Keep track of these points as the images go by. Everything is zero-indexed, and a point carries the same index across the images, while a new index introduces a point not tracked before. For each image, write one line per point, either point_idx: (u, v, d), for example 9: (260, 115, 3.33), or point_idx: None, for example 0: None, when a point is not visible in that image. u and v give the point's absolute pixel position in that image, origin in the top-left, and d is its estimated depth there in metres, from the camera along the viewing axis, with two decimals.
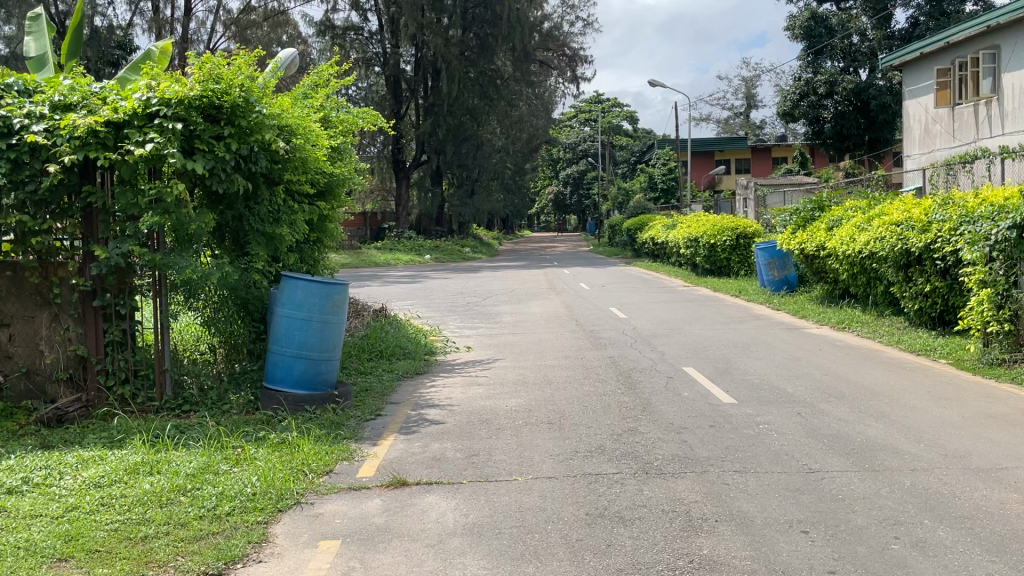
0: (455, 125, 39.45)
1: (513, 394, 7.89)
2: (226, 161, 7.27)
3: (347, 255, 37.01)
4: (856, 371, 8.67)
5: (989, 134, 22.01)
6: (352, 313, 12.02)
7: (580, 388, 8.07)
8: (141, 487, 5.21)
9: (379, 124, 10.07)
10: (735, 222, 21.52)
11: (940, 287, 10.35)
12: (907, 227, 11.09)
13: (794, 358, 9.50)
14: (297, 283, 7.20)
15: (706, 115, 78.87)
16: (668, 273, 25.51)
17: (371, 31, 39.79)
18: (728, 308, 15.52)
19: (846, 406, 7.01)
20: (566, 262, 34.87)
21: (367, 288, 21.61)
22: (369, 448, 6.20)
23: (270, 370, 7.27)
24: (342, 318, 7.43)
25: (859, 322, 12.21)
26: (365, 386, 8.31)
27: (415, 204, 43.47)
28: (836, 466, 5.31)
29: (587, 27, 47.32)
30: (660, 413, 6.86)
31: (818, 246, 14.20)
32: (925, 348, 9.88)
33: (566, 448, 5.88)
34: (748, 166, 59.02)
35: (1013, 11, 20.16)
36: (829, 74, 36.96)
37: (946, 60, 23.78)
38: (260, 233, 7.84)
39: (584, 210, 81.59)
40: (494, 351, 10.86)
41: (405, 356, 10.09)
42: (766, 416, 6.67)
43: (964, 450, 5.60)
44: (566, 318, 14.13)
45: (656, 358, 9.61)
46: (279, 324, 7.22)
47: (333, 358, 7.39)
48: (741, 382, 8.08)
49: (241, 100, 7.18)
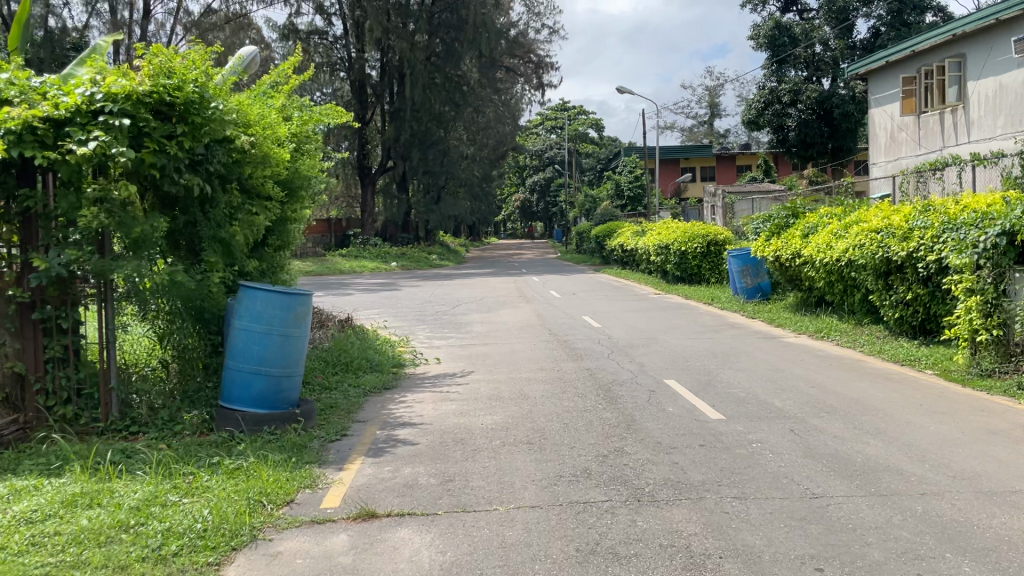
0: (421, 131, 39.07)
1: (489, 411, 7.43)
2: (179, 160, 6.74)
3: (311, 262, 36.29)
4: (842, 382, 8.36)
5: (955, 142, 22.03)
6: (317, 323, 11.49)
7: (558, 403, 7.64)
8: (78, 523, 4.64)
9: (344, 123, 9.53)
10: (706, 229, 21.33)
11: (923, 295, 10.08)
12: (888, 234, 10.82)
13: (777, 370, 9.15)
14: (257, 293, 6.68)
15: (670, 124, 79.37)
16: (638, 280, 25.22)
17: (335, 36, 39.19)
18: (701, 316, 15.22)
19: (839, 421, 6.67)
20: (534, 269, 34.42)
21: (332, 296, 21.03)
22: (334, 473, 5.72)
23: (227, 389, 6.74)
24: (306, 331, 6.94)
25: (838, 331, 11.95)
26: (329, 404, 7.79)
27: (381, 210, 42.89)
28: (840, 490, 4.94)
29: (553, 34, 47.18)
30: (646, 430, 6.46)
31: (794, 253, 13.94)
32: (910, 358, 9.60)
33: (549, 472, 5.44)
34: (713, 174, 59.27)
35: (978, 20, 20.19)
36: (793, 83, 37.11)
37: (911, 69, 23.80)
38: (216, 239, 7.33)
39: (550, 217, 81.44)
40: (466, 363, 10.41)
41: (372, 370, 9.56)
42: (758, 434, 6.31)
43: (973, 471, 5.27)
44: (539, 328, 13.70)
45: (635, 370, 9.22)
46: (236, 337, 6.70)
47: (295, 374, 6.89)
48: (727, 396, 7.71)
49: (195, 95, 6.68)
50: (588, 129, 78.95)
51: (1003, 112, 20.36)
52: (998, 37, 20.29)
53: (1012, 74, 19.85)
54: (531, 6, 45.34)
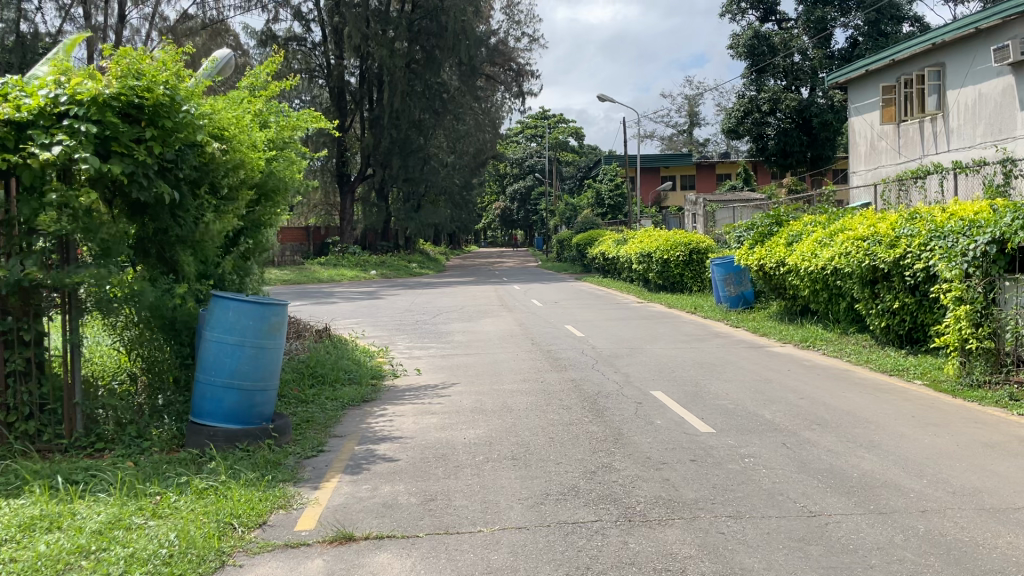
0: (400, 138, 38.78)
1: (470, 424, 7.19)
2: (148, 165, 6.45)
3: (290, 271, 35.90)
4: (831, 393, 8.20)
5: (935, 151, 22.09)
6: (293, 334, 11.19)
7: (541, 417, 7.41)
8: (34, 549, 4.34)
9: (322, 128, 9.29)
10: (688, 237, 21.16)
11: (910, 304, 9.97)
12: (874, 242, 10.71)
13: (764, 381, 8.97)
14: (228, 303, 6.43)
15: (650, 133, 79.67)
16: (620, 289, 25.06)
17: (314, 43, 38.89)
18: (685, 325, 15.08)
19: (832, 434, 6.49)
20: (515, 278, 34.30)
21: (310, 305, 20.70)
22: (310, 492, 5.46)
23: (197, 404, 6.46)
24: (280, 343, 6.68)
25: (823, 340, 11.80)
26: (305, 418, 7.52)
27: (360, 219, 42.50)
28: (839, 509, 4.74)
29: (533, 42, 47.17)
30: (635, 445, 6.26)
31: (778, 262, 13.80)
32: (898, 367, 9.47)
33: (535, 491, 5.21)
34: (693, 183, 59.48)
35: (958, 30, 20.27)
36: (772, 92, 37.20)
37: (891, 78, 23.88)
38: (186, 246, 7.05)
39: (530, 225, 81.36)
40: (446, 374, 10.17)
41: (349, 382, 9.29)
42: (749, 448, 6.12)
43: (974, 487, 5.09)
44: (521, 337, 13.49)
45: (620, 382, 9.02)
46: (207, 349, 6.43)
47: (269, 388, 6.62)
48: (715, 408, 7.52)
49: (165, 98, 6.41)
50: (568, 138, 78.99)
51: (982, 120, 20.45)
52: (977, 46, 20.38)
53: (992, 83, 19.93)
54: (511, 14, 45.35)
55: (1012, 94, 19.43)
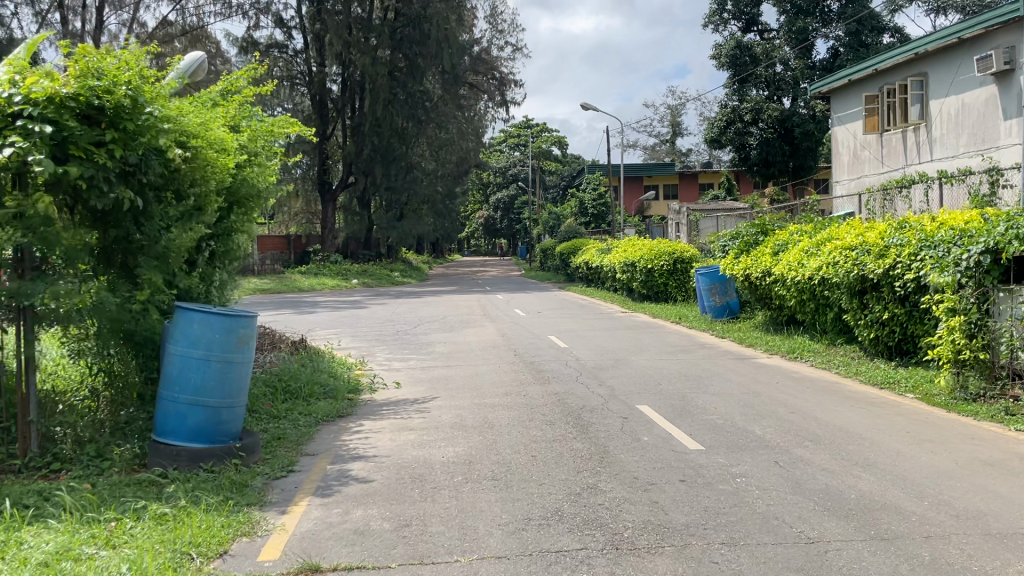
0: (382, 146, 38.37)
1: (449, 442, 6.88)
2: (110, 170, 6.11)
3: (269, 280, 35.40)
4: (821, 408, 7.96)
5: (919, 160, 22.04)
6: (267, 345, 10.84)
7: (524, 433, 7.10)
8: None
9: (297, 134, 9.00)
10: (672, 247, 21.01)
11: (900, 314, 9.77)
12: (863, 251, 10.50)
13: (753, 394, 8.71)
14: (194, 315, 6.10)
15: (633, 142, 79.75)
16: (603, 298, 24.82)
17: (295, 50, 38.47)
18: (670, 336, 14.83)
19: (826, 452, 6.24)
20: (498, 287, 34.00)
21: (288, 315, 20.26)
22: (276, 517, 5.12)
23: (160, 422, 6.12)
24: (250, 357, 6.35)
25: (811, 352, 11.58)
26: (277, 435, 7.20)
27: (342, 227, 42.05)
28: (838, 534, 4.47)
29: (516, 51, 47.06)
30: (621, 464, 5.97)
31: (764, 272, 13.58)
32: (888, 380, 9.26)
33: (517, 515, 4.90)
34: (676, 192, 59.48)
35: (941, 39, 20.23)
36: (754, 102, 37.16)
37: (873, 88, 23.84)
38: (150, 255, 6.72)
39: (514, 234, 81.09)
40: (426, 387, 9.84)
41: (325, 396, 8.96)
42: (740, 467, 5.85)
43: (977, 509, 4.85)
44: (504, 349, 13.16)
45: (605, 395, 8.73)
46: (171, 364, 6.09)
47: (238, 405, 6.29)
48: (703, 424, 7.26)
49: (127, 99, 6.10)
50: (552, 147, 78.86)
51: (965, 130, 20.41)
52: (960, 55, 20.37)
53: (975, 92, 19.91)
54: (494, 23, 45.21)
55: (996, 104, 19.40)
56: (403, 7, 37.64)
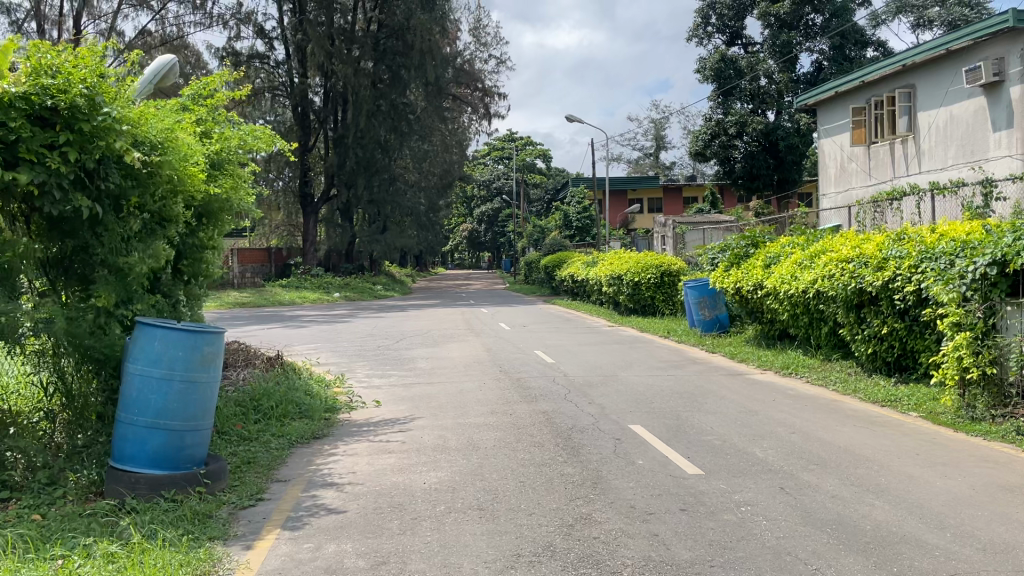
0: (365, 158, 37.95)
1: (431, 466, 6.44)
2: (63, 176, 5.67)
3: (250, 294, 34.81)
4: (822, 427, 7.59)
5: (906, 173, 21.88)
6: (241, 362, 10.34)
7: (511, 456, 6.67)
8: None
9: (276, 144, 8.63)
10: (659, 259, 20.60)
11: (899, 329, 9.45)
12: (860, 264, 10.18)
13: (750, 412, 8.33)
14: (155, 331, 5.65)
15: (616, 156, 79.73)
16: (589, 312, 24.42)
17: (277, 60, 37.85)
18: (660, 351, 14.44)
19: (834, 476, 5.86)
20: (482, 300, 33.56)
21: (269, 329, 19.71)
22: (241, 553, 4.66)
23: (118, 446, 5.65)
24: (216, 376, 5.91)
25: (806, 367, 11.23)
26: (246, 460, 6.76)
27: (324, 240, 41.53)
28: (857, 571, 4.09)
29: (500, 64, 46.94)
30: (616, 491, 5.55)
31: (755, 285, 13.24)
32: (890, 398, 8.92)
33: (504, 551, 4.47)
34: (660, 206, 59.37)
35: (931, 50, 20.10)
36: (739, 115, 37.05)
37: (860, 99, 23.69)
38: (108, 267, 6.26)
39: (498, 247, 80.72)
40: (408, 405, 9.39)
41: (299, 417, 8.52)
42: (744, 493, 5.45)
43: (1005, 542, 4.47)
44: (489, 365, 12.71)
45: (596, 414, 8.32)
46: (130, 384, 5.63)
47: (203, 428, 5.84)
48: (701, 445, 6.86)
49: (83, 99, 5.65)
50: (536, 160, 78.61)
51: (953, 142, 20.25)
52: (947, 67, 20.24)
53: (963, 104, 19.76)
54: (478, 36, 45.07)
55: (984, 115, 19.23)
56: (387, 18, 37.47)
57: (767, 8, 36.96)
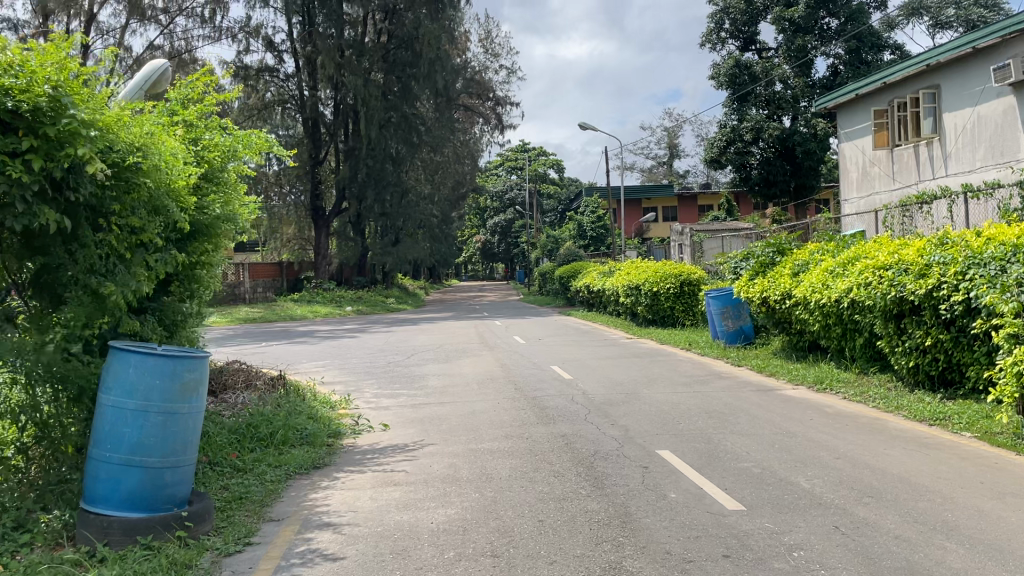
0: (376, 169, 37.38)
1: (441, 501, 5.82)
2: (26, 185, 5.02)
3: (261, 308, 34.36)
4: (868, 451, 6.90)
5: (931, 176, 21.12)
6: (241, 382, 9.73)
7: (528, 488, 6.04)
8: None
9: (275, 151, 8.06)
10: (678, 269, 19.90)
11: (944, 339, 8.72)
12: (900, 271, 9.47)
13: (787, 435, 7.63)
14: (129, 357, 5.07)
15: (630, 165, 79.29)
16: (606, 323, 23.74)
17: (286, 74, 37.40)
18: (684, 364, 13.75)
19: (893, 511, 5.19)
20: (497, 312, 32.95)
21: (275, 346, 19.11)
22: None
23: (90, 487, 5.06)
24: (199, 406, 5.33)
25: (841, 382, 10.50)
26: (238, 494, 6.17)
27: (336, 252, 41.08)
28: None
29: (510, 75, 46.61)
30: (647, 532, 4.92)
31: (784, 294, 12.51)
32: (938, 416, 8.21)
33: None
34: (675, 214, 58.68)
35: (957, 48, 19.34)
36: (755, 121, 36.25)
37: (882, 101, 22.96)
38: (84, 288, 5.69)
39: (512, 258, 80.08)
40: (416, 429, 8.77)
41: (301, 444, 7.94)
42: (794, 534, 4.80)
43: None
44: (503, 382, 12.07)
45: (620, 438, 7.67)
46: (102, 418, 5.06)
47: (185, 465, 5.24)
48: (736, 473, 6.22)
49: (47, 99, 5.04)
50: (549, 170, 77.96)
51: (982, 143, 19.44)
52: (974, 66, 19.48)
53: (992, 104, 19.00)
54: (488, 47, 44.82)
55: (1014, 115, 18.46)
56: (397, 29, 37.07)
57: (781, 13, 36.32)
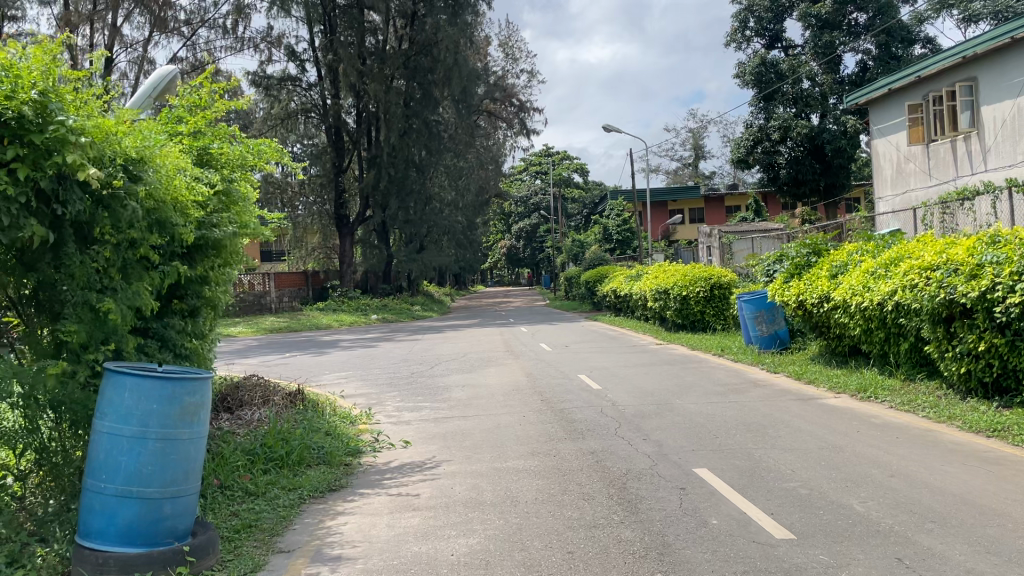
0: (398, 177, 37.29)
1: (464, 530, 5.39)
2: (12, 199, 4.68)
3: (284, 318, 34.25)
4: (924, 467, 6.39)
5: (970, 171, 20.37)
6: (258, 398, 9.38)
7: (557, 514, 5.60)
8: None
9: (286, 159, 7.72)
10: (708, 272, 19.38)
11: (1000, 345, 8.15)
12: (949, 271, 8.92)
13: (835, 450, 7.11)
14: (126, 380, 4.72)
15: (654, 166, 78.62)
16: (635, 329, 23.24)
17: (309, 83, 37.06)
18: (718, 372, 13.23)
19: (961, 540, 4.69)
20: (523, 318, 32.58)
21: (298, 358, 18.78)
22: None
23: (85, 518, 4.70)
24: (202, 432, 4.96)
25: (885, 390, 9.93)
26: (248, 522, 5.80)
27: (360, 261, 40.84)
28: None
29: (532, 78, 46.26)
30: (688, 567, 4.46)
31: (821, 297, 11.95)
32: (995, 427, 7.65)
33: None
34: (702, 216, 57.93)
35: (998, 38, 18.59)
36: (782, 120, 35.50)
37: (917, 95, 22.24)
38: (85, 307, 5.32)
39: (537, 263, 79.51)
40: (438, 445, 8.36)
41: (317, 464, 7.54)
42: (852, 569, 4.31)
43: None
44: (529, 393, 11.63)
45: (654, 454, 7.21)
46: (97, 446, 4.71)
47: (186, 494, 4.87)
48: (783, 495, 5.74)
49: (33, 106, 4.71)
50: (573, 173, 77.46)
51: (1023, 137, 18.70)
52: (1013, 57, 18.76)
53: None
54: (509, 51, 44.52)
55: None
56: (416, 35, 36.35)
57: (807, 9, 35.57)
